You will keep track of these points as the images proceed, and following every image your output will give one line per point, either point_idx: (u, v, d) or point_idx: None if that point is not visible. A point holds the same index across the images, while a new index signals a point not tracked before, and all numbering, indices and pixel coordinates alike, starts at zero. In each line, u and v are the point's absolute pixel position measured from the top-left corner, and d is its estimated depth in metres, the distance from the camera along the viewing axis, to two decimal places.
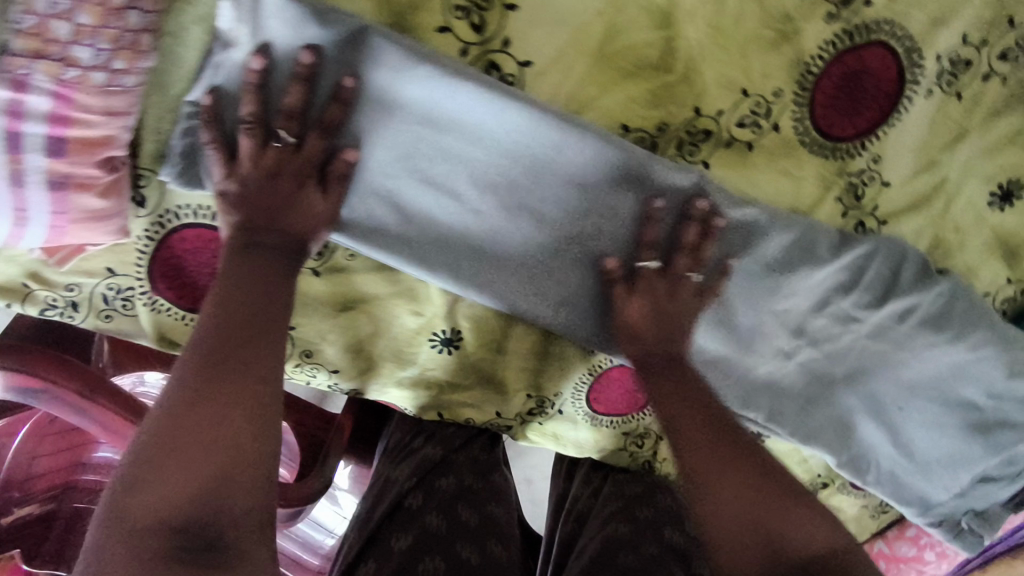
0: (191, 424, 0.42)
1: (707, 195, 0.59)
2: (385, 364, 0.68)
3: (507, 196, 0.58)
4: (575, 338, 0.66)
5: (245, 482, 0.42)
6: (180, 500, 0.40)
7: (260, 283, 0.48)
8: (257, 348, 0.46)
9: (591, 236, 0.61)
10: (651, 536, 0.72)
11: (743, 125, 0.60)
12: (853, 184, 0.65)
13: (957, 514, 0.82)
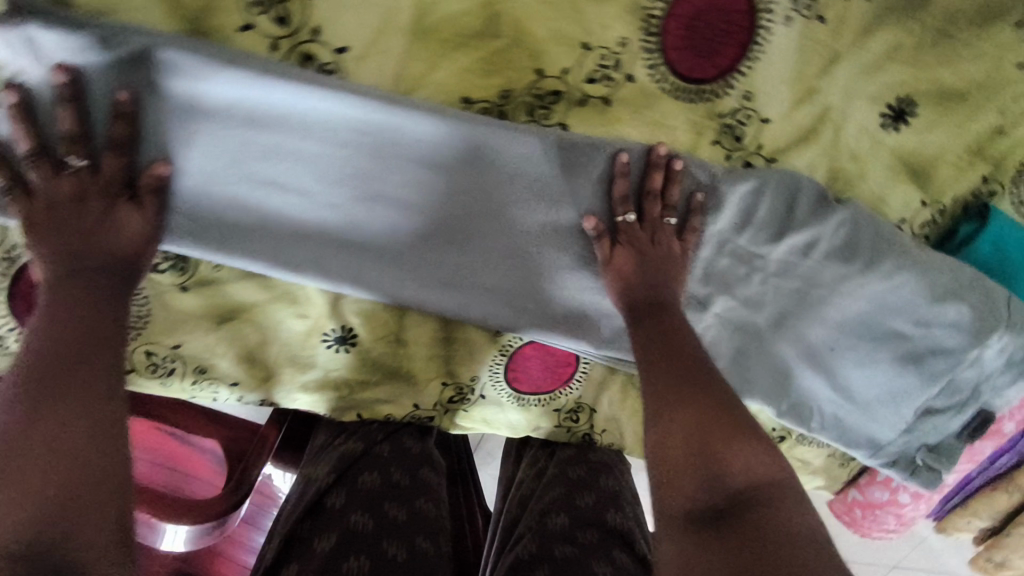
0: (33, 438, 0.41)
1: (556, 155, 0.59)
2: (284, 371, 0.67)
3: (354, 185, 0.57)
4: (468, 317, 0.64)
5: (97, 491, 0.40)
6: (23, 512, 0.38)
7: (94, 301, 0.48)
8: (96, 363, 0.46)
9: (455, 213, 0.61)
10: (590, 524, 0.69)
11: (593, 80, 0.59)
12: (728, 125, 0.63)
13: (910, 451, 0.79)
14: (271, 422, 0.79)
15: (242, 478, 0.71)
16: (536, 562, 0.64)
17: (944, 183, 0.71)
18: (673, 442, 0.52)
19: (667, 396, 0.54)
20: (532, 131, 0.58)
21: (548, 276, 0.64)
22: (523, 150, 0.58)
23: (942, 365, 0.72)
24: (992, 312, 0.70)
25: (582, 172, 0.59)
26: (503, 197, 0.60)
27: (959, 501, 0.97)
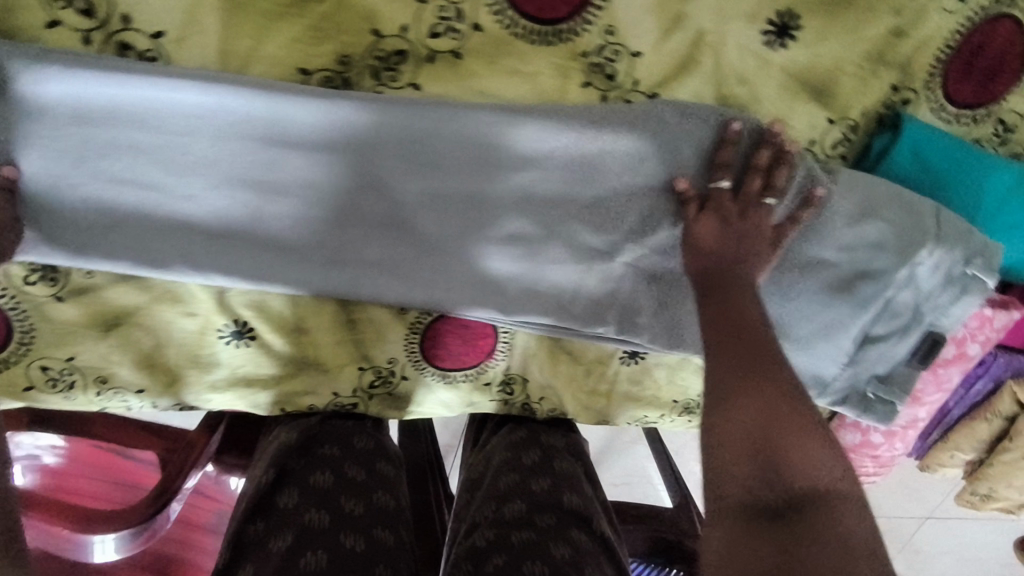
0: None
1: (410, 115, 0.58)
2: (188, 372, 0.67)
3: (213, 173, 0.57)
4: (359, 292, 0.65)
5: None
6: None
7: None
8: None
9: (324, 190, 0.60)
10: (548, 507, 0.68)
11: (437, 34, 0.57)
12: (597, 64, 0.61)
13: (860, 385, 0.75)
14: (203, 427, 0.79)
15: (168, 483, 0.71)
16: (492, 550, 0.62)
17: (847, 96, 0.66)
18: (732, 421, 0.50)
19: (727, 370, 0.53)
20: (384, 97, 0.57)
21: (432, 238, 0.65)
22: (377, 115, 0.57)
23: (869, 288, 0.69)
24: (912, 224, 0.67)
25: (441, 133, 0.59)
26: (371, 168, 0.60)
27: (938, 439, 0.92)
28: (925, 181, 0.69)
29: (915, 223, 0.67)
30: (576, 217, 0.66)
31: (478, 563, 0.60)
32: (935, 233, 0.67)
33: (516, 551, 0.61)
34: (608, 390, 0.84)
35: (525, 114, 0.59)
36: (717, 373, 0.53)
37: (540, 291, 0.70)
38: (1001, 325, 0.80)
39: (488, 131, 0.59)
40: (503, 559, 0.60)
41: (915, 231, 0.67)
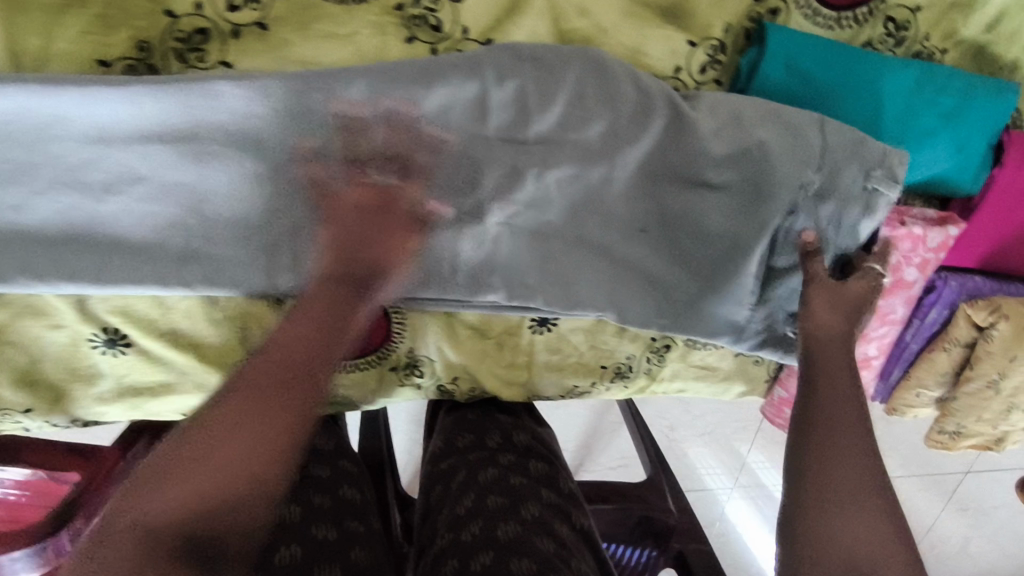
0: (203, 452, 0.45)
1: (235, 89, 0.56)
2: (73, 386, 0.68)
3: (55, 177, 0.57)
4: (235, 283, 0.63)
5: (241, 494, 0.45)
6: (176, 509, 0.43)
7: (320, 336, 0.52)
8: (292, 395, 0.48)
9: (158, 186, 0.58)
10: (525, 500, 0.78)
11: (235, 6, 0.54)
12: (418, 16, 0.58)
13: (779, 325, 0.71)
14: (119, 444, 0.80)
15: (73, 500, 0.71)
16: (481, 544, 0.70)
17: (704, 14, 0.63)
18: (838, 517, 0.49)
19: (836, 435, 0.53)
20: (194, 81, 0.55)
21: (288, 225, 0.63)
22: (201, 95, 0.55)
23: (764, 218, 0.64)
24: (795, 141, 0.61)
25: (260, 112, 0.57)
26: (203, 159, 0.58)
27: (901, 378, 0.85)
28: (809, 96, 0.64)
29: (797, 141, 0.61)
30: (435, 183, 0.63)
31: (467, 559, 0.68)
32: (824, 148, 0.61)
33: (502, 548, 0.69)
34: (526, 363, 0.80)
35: (346, 79, 0.58)
36: (829, 433, 0.53)
37: (427, 268, 0.67)
38: (936, 244, 0.72)
39: (311, 104, 0.58)
40: (492, 553, 0.68)
41: (801, 148, 0.61)
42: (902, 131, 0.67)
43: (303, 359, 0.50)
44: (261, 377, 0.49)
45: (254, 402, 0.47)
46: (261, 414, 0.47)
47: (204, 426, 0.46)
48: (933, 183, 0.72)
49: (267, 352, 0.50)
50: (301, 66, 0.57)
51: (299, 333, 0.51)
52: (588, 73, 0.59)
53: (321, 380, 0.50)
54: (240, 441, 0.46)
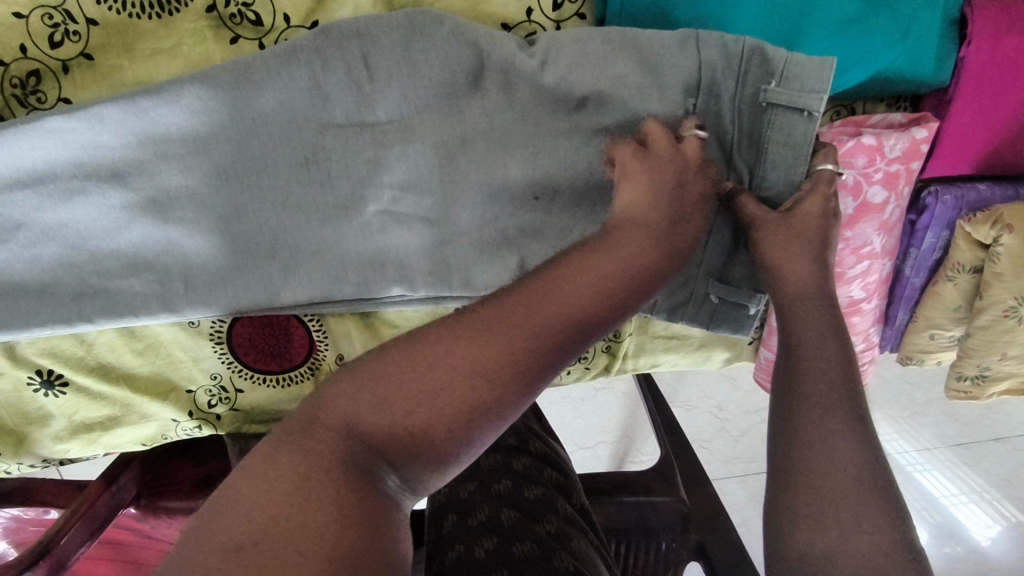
0: (462, 359, 0.38)
1: (86, 116, 0.56)
2: (30, 428, 0.72)
3: None
4: (138, 311, 0.63)
5: (449, 435, 0.37)
6: (397, 418, 0.37)
7: (586, 286, 0.43)
8: (541, 352, 0.39)
9: (37, 228, 0.60)
10: (541, 516, 0.71)
11: (56, 42, 0.55)
12: (234, 13, 0.57)
13: (696, 281, 0.65)
14: (104, 478, 0.82)
15: (49, 539, 0.71)
16: (495, 563, 0.63)
17: None
18: (819, 479, 0.43)
19: (816, 410, 0.46)
20: (33, 121, 0.56)
21: (171, 249, 0.62)
22: (57, 128, 0.56)
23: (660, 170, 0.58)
24: (657, 70, 0.56)
25: (104, 141, 0.58)
26: (69, 195, 0.59)
27: (909, 321, 0.73)
28: (678, 11, 0.58)
29: (655, 69, 0.57)
30: (302, 178, 0.61)
31: None
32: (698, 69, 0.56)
33: (518, 566, 0.62)
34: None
35: (173, 92, 0.57)
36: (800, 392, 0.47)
37: (322, 269, 0.64)
38: (899, 152, 0.60)
39: (152, 126, 0.58)
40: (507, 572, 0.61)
41: (663, 81, 0.57)
42: (815, 23, 0.57)
43: (559, 313, 0.41)
44: (533, 321, 0.40)
45: (502, 335, 0.39)
46: (512, 355, 0.39)
47: (441, 338, 0.39)
48: (889, 79, 0.60)
49: (535, 293, 0.42)
50: (134, 87, 0.57)
51: (563, 279, 0.43)
52: (420, 38, 0.57)
53: (572, 338, 0.41)
54: (472, 375, 0.38)
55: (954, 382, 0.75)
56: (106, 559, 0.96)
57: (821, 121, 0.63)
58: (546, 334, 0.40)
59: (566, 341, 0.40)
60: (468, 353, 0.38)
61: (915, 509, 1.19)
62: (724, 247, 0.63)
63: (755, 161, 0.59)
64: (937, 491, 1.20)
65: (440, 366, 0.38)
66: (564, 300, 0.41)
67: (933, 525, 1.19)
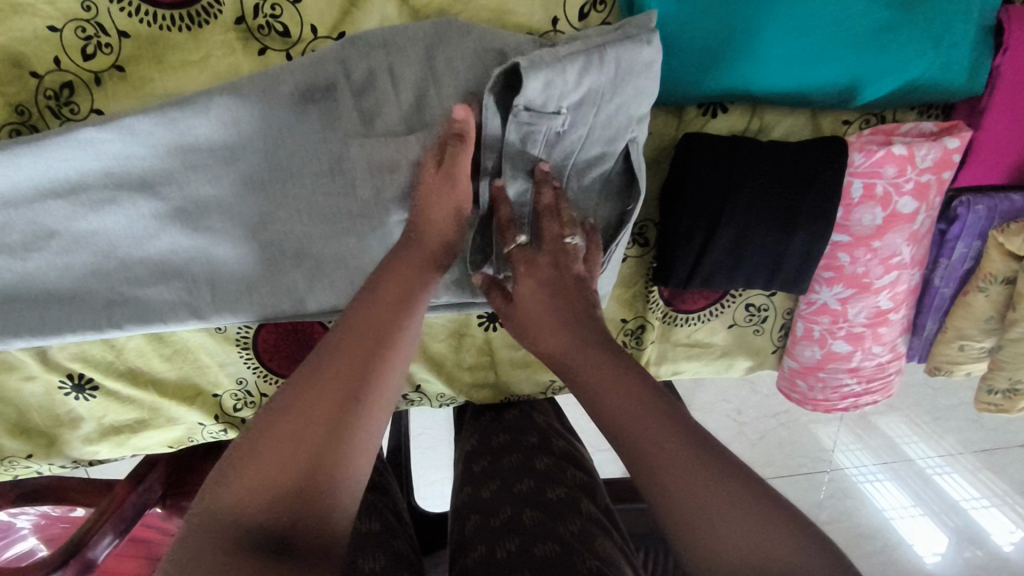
0: (296, 414, 0.41)
1: (116, 127, 0.57)
2: (60, 431, 0.73)
3: None
4: (168, 318, 0.64)
5: (320, 478, 0.39)
6: (265, 489, 0.39)
7: (389, 313, 0.49)
8: (359, 372, 0.44)
9: (69, 237, 0.61)
10: (564, 516, 0.70)
11: (88, 54, 0.56)
12: (262, 25, 0.57)
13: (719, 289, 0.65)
14: (131, 478, 0.83)
15: (79, 539, 0.73)
16: (517, 563, 0.63)
17: None
18: None
19: None
20: (65, 132, 0.57)
21: (201, 257, 0.63)
22: (88, 139, 0.57)
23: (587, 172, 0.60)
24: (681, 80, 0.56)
25: (135, 152, 0.58)
26: (100, 205, 0.60)
27: (938, 330, 0.72)
28: (711, 19, 0.55)
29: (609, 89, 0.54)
30: (327, 188, 0.61)
31: None
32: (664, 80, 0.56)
33: (540, 566, 0.62)
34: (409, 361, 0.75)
35: (202, 102, 0.57)
36: None
37: (348, 276, 0.64)
38: (932, 161, 0.59)
39: (182, 136, 0.58)
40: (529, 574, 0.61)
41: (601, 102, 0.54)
42: (849, 32, 0.56)
43: (365, 338, 0.46)
44: (339, 355, 0.45)
45: (326, 382, 0.43)
46: (341, 394, 0.43)
47: (271, 415, 0.42)
48: (919, 88, 0.59)
49: (337, 333, 0.47)
50: (165, 99, 0.58)
51: (360, 319, 0.47)
52: (445, 48, 0.57)
53: (384, 356, 0.46)
54: (315, 425, 0.41)
55: (983, 395, 0.73)
56: (133, 555, 0.98)
57: (850, 130, 0.63)
58: (356, 357, 0.45)
59: (384, 368, 0.46)
60: (294, 409, 0.42)
61: (935, 513, 1.20)
62: (749, 256, 0.62)
63: (782, 169, 0.59)
64: (957, 494, 1.20)
65: (282, 433, 0.41)
66: (365, 325, 0.47)
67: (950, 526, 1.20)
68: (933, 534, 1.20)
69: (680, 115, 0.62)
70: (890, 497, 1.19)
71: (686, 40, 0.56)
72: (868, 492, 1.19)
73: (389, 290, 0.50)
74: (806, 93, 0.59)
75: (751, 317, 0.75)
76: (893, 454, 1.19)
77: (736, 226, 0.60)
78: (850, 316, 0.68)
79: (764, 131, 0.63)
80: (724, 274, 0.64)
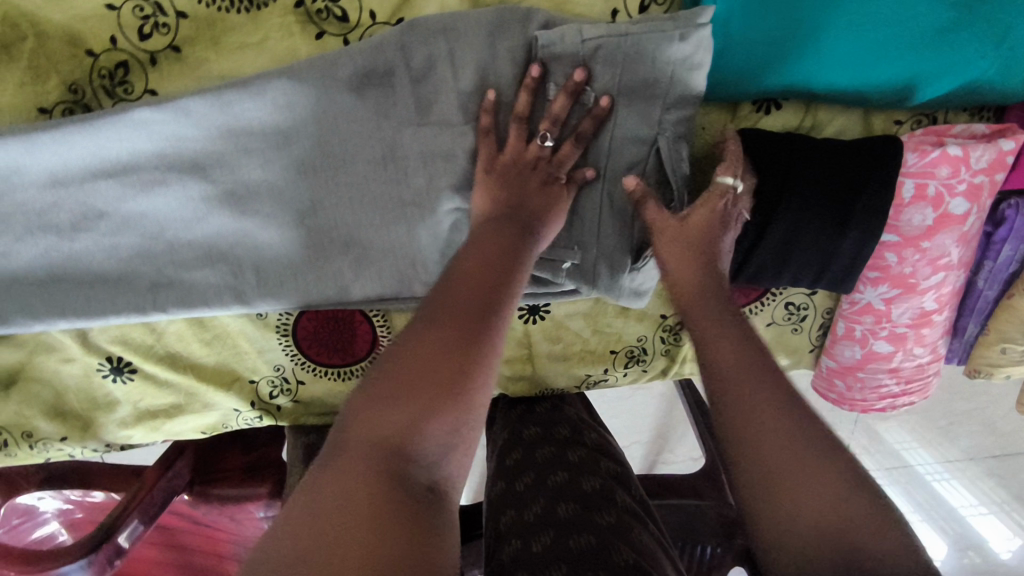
0: (425, 354, 0.42)
1: (172, 107, 0.57)
2: (96, 414, 0.72)
3: (38, 219, 0.60)
4: (214, 301, 0.64)
5: (448, 416, 0.41)
6: (398, 422, 0.40)
7: (505, 267, 0.49)
8: (483, 321, 0.45)
9: (118, 218, 0.61)
10: (600, 508, 0.70)
11: (146, 34, 0.56)
12: (321, 9, 0.57)
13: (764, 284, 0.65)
14: (160, 464, 0.83)
15: (111, 523, 0.72)
16: (554, 556, 0.63)
17: None
18: None
19: None
20: (121, 111, 0.57)
21: (248, 241, 0.63)
22: (143, 119, 0.57)
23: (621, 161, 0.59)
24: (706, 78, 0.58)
25: (189, 133, 0.58)
26: (150, 186, 0.60)
27: (979, 333, 0.72)
28: (773, 17, 0.55)
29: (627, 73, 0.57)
30: (379, 174, 0.61)
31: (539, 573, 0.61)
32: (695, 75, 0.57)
33: (577, 560, 0.62)
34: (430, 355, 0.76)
35: (259, 85, 0.57)
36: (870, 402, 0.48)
37: (395, 264, 0.64)
38: (985, 162, 0.59)
39: (237, 119, 0.58)
40: (567, 566, 0.61)
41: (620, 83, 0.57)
42: (910, 33, 0.56)
43: (485, 287, 0.47)
44: (463, 301, 0.46)
45: (450, 331, 0.44)
46: (463, 343, 0.43)
47: (399, 355, 0.43)
48: (976, 88, 0.59)
49: (458, 281, 0.47)
50: (221, 81, 0.58)
51: (473, 272, 0.48)
52: (505, 36, 0.56)
53: (505, 307, 0.47)
54: (443, 368, 0.42)
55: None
56: (154, 543, 0.97)
57: (901, 130, 0.64)
58: (477, 306, 0.45)
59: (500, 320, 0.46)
60: (424, 347, 0.43)
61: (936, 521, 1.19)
62: (798, 253, 0.62)
63: (831, 170, 0.59)
64: (957, 501, 1.20)
65: (414, 369, 0.42)
66: (483, 275, 0.48)
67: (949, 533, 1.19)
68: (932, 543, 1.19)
69: (733, 111, 0.62)
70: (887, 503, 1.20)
71: (748, 37, 0.56)
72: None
73: (497, 243, 0.51)
74: (863, 92, 0.59)
75: (790, 316, 0.75)
76: (891, 459, 1.20)
77: (787, 223, 0.60)
78: (893, 316, 0.68)
79: (816, 128, 0.63)
80: (772, 272, 0.64)
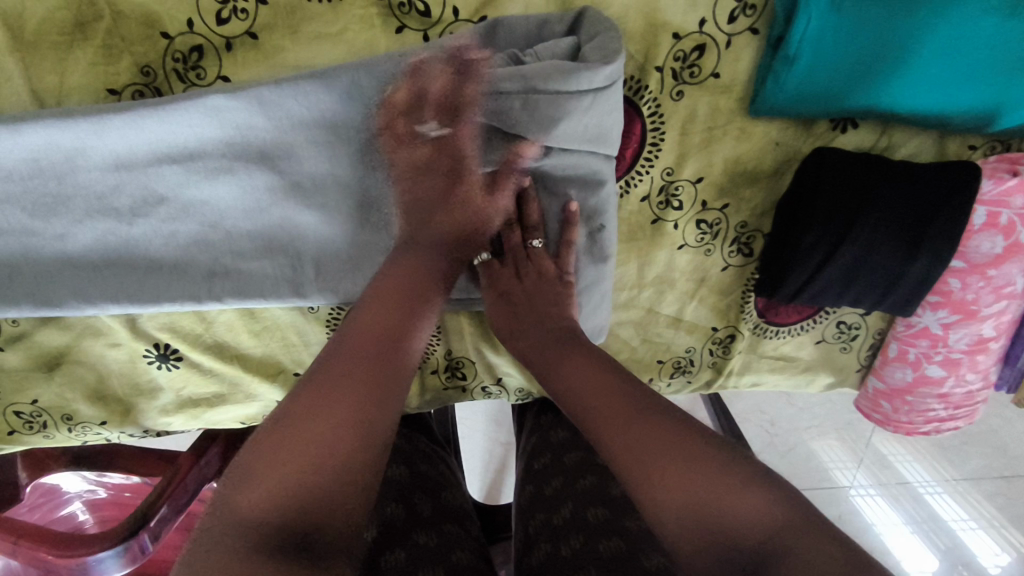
0: (305, 415, 0.43)
1: (243, 97, 0.55)
2: (136, 399, 0.71)
3: (96, 203, 0.59)
4: (269, 294, 0.63)
5: (332, 480, 0.41)
6: (285, 490, 0.40)
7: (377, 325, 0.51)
8: (364, 382, 0.46)
9: (179, 205, 0.60)
10: (629, 512, 0.70)
11: (223, 19, 0.54)
12: (403, 2, 0.56)
13: (822, 300, 0.66)
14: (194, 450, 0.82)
15: (147, 506, 0.70)
16: (583, 562, 0.63)
17: None
18: None
19: None
20: (192, 97, 0.55)
21: (308, 234, 0.62)
22: (211, 108, 0.55)
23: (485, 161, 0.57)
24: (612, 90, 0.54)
25: (258, 124, 0.56)
26: (214, 174, 0.59)
27: None
28: (868, 34, 0.53)
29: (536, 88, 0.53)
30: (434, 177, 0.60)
31: None
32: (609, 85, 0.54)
33: (606, 564, 0.61)
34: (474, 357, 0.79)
35: (331, 76, 0.55)
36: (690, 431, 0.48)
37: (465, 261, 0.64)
38: None
39: (305, 112, 0.56)
40: (595, 571, 0.61)
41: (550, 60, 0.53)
42: (1005, 60, 0.54)
43: (363, 350, 0.49)
44: (340, 363, 0.47)
45: (337, 387, 0.45)
46: (344, 422, 0.44)
47: (280, 417, 0.44)
48: None
49: (337, 346, 0.49)
50: (294, 70, 0.56)
51: (357, 337, 0.50)
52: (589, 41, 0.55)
53: (387, 368, 0.48)
54: (334, 432, 0.43)
55: None
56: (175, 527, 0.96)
57: (975, 156, 0.63)
58: (364, 368, 0.47)
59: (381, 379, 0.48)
60: (304, 406, 0.44)
61: (925, 531, 1.17)
62: (862, 273, 0.62)
63: (902, 193, 0.59)
64: (946, 514, 1.18)
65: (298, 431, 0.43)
66: (354, 337, 0.50)
67: (939, 547, 1.17)
68: (923, 554, 1.16)
69: (809, 128, 0.62)
70: (882, 516, 1.18)
71: (837, 53, 0.54)
72: (860, 506, 1.18)
73: (380, 305, 0.53)
74: (945, 113, 0.58)
75: (841, 335, 0.75)
76: (887, 474, 1.20)
77: (861, 245, 0.60)
78: (950, 342, 0.67)
79: (892, 149, 0.63)
80: (833, 293, 0.65)
